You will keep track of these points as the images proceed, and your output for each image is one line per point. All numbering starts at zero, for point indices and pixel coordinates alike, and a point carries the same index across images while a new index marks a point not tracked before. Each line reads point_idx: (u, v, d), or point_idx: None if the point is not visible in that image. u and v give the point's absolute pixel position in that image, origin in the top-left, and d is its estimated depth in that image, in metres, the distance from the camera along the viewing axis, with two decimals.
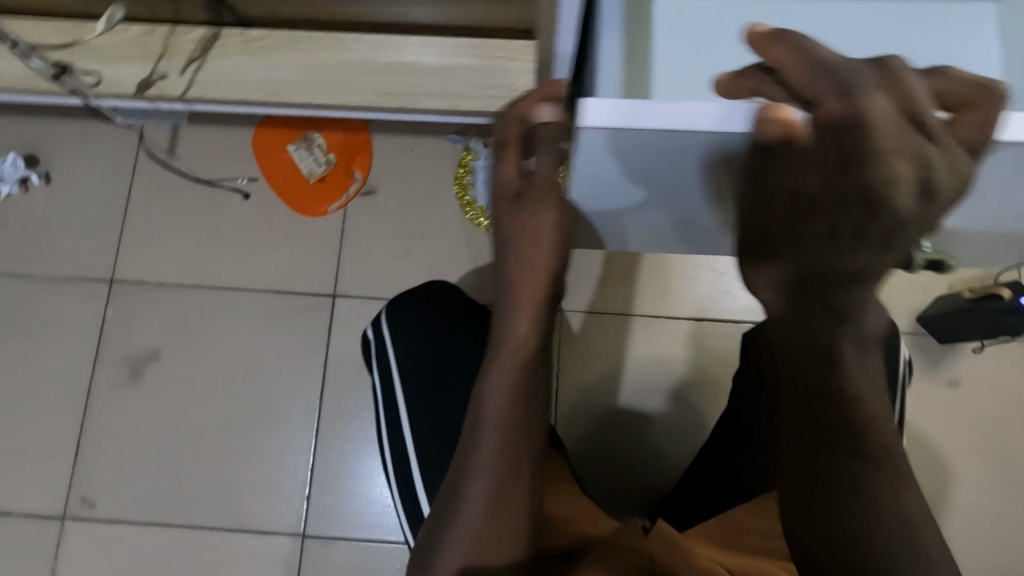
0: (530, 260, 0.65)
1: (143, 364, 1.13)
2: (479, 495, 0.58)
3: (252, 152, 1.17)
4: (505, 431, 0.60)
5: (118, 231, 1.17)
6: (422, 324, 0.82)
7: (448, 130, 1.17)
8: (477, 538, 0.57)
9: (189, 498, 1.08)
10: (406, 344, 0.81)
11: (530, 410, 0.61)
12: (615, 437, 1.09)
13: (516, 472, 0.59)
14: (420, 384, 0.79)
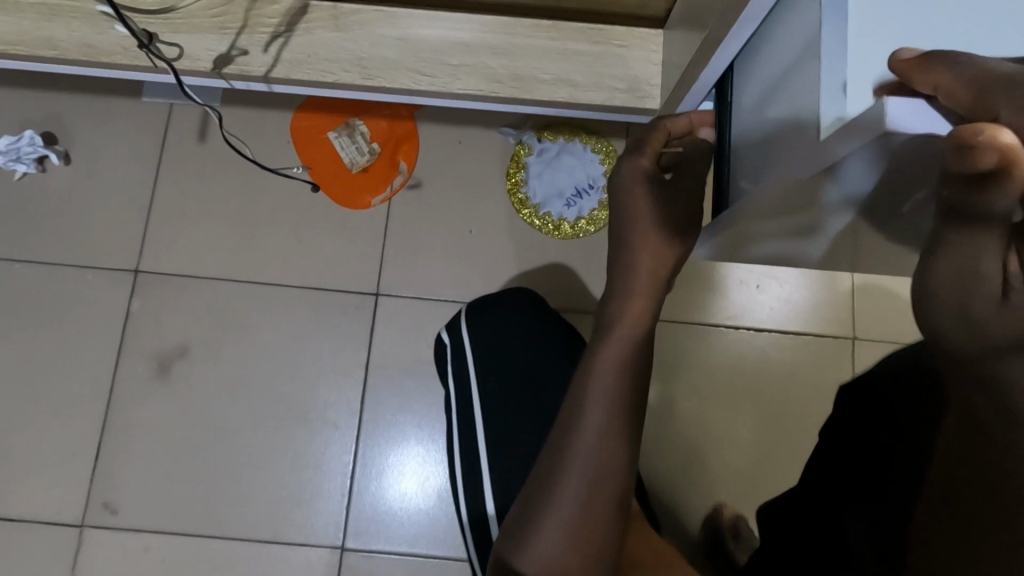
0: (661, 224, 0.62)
1: (170, 362, 1.05)
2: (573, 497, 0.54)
3: (290, 139, 1.10)
4: (608, 430, 0.55)
5: (144, 218, 1.09)
6: (503, 336, 0.84)
7: (501, 123, 1.11)
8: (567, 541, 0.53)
9: (218, 506, 1.01)
10: (487, 356, 0.82)
11: (637, 410, 0.57)
12: (669, 450, 1.04)
13: (613, 477, 0.55)
14: (500, 398, 0.80)
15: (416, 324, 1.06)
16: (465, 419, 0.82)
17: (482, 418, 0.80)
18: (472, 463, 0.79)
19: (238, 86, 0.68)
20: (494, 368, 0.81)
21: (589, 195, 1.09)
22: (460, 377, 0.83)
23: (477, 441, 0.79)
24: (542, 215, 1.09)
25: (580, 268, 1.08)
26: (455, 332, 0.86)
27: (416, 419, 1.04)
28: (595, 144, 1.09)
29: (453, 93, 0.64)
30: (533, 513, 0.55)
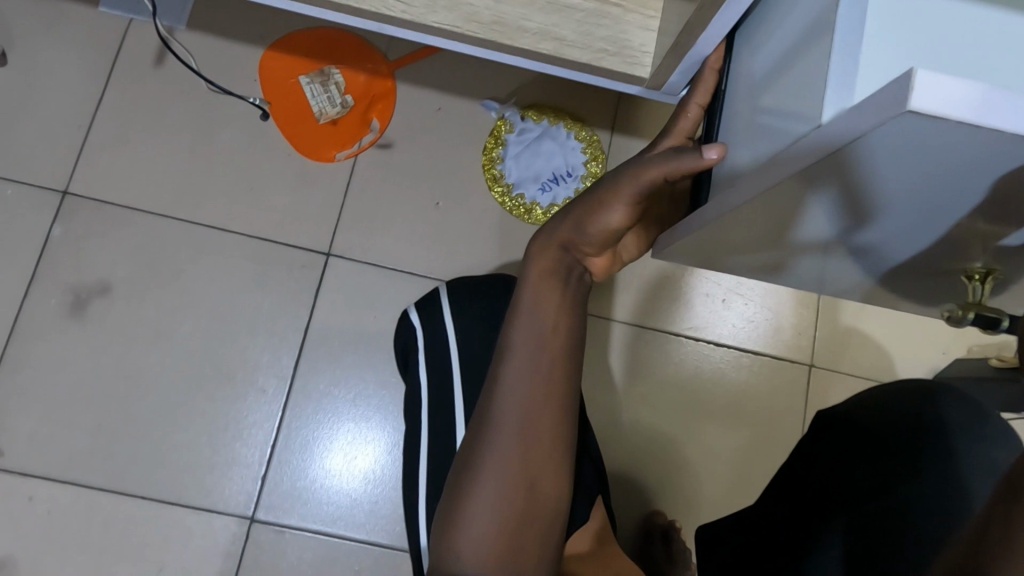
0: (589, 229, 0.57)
1: (88, 297, 0.96)
2: (502, 462, 0.52)
3: (258, 76, 1.02)
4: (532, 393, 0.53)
5: (82, 138, 0.99)
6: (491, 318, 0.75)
7: (484, 95, 1.05)
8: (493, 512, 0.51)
9: (119, 460, 0.93)
10: (478, 339, 0.74)
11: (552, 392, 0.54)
12: (629, 458, 1.01)
13: (541, 442, 0.53)
14: (476, 384, 0.71)
15: (366, 294, 1.00)
16: (438, 410, 0.72)
17: (462, 408, 0.71)
18: (441, 455, 0.69)
19: None
20: (474, 356, 0.73)
21: (566, 182, 1.04)
22: (441, 356, 0.74)
23: (450, 434, 0.69)
24: (514, 197, 1.03)
25: None
26: (432, 313, 0.77)
27: (352, 393, 0.97)
28: (579, 132, 1.05)
29: (426, 27, 0.58)
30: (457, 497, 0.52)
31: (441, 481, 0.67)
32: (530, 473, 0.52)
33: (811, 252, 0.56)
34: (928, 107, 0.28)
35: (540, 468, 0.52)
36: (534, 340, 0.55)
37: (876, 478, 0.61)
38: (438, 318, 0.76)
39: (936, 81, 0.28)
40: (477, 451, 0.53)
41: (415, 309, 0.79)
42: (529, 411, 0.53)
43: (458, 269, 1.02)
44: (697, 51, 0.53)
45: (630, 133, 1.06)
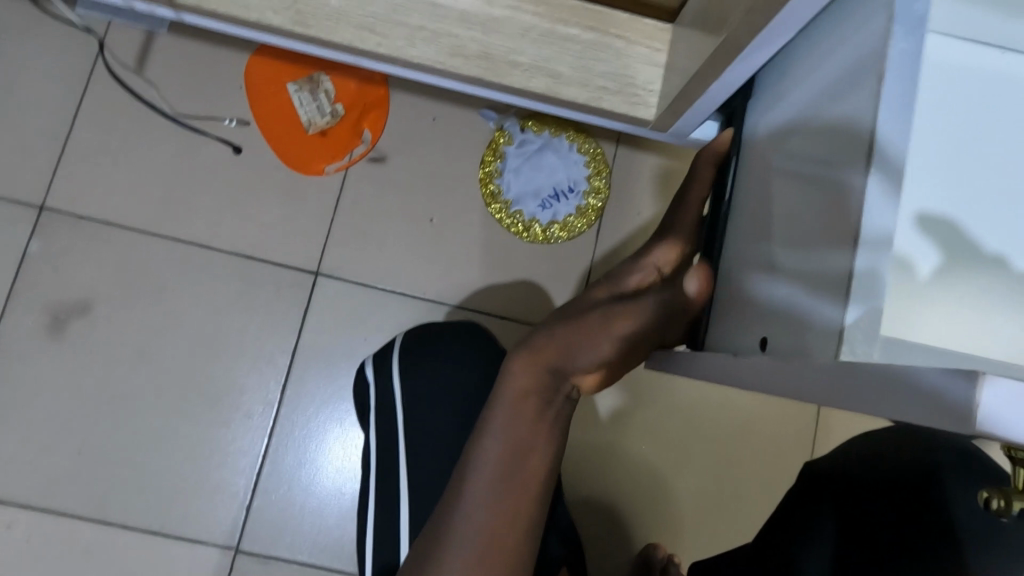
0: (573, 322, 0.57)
1: (69, 315, 0.92)
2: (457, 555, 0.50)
3: (244, 83, 0.97)
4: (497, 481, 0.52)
5: (59, 149, 0.94)
6: (429, 382, 0.77)
7: (482, 104, 0.99)
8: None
9: (101, 486, 0.89)
10: (421, 401, 0.76)
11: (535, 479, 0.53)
12: (622, 486, 0.97)
13: (520, 501, 0.52)
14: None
15: (356, 315, 0.95)
16: None
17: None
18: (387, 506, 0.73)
19: (190, 17, 0.59)
20: (421, 414, 0.76)
21: (567, 199, 0.98)
22: (387, 412, 0.78)
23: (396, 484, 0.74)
24: (513, 214, 0.98)
25: (545, 277, 0.98)
26: (422, 361, 0.78)
27: (337, 417, 0.93)
28: (582, 144, 0.99)
29: (408, 60, 0.54)
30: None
31: (386, 526, 0.72)
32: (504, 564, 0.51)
33: (739, 337, 0.55)
34: (951, 400, 0.27)
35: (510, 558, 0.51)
36: (512, 437, 0.53)
37: (887, 533, 0.58)
38: (426, 363, 0.78)
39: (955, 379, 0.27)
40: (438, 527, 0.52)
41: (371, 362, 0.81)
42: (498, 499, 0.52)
43: (452, 290, 0.97)
44: (708, 97, 0.48)
45: (636, 145, 1.00)
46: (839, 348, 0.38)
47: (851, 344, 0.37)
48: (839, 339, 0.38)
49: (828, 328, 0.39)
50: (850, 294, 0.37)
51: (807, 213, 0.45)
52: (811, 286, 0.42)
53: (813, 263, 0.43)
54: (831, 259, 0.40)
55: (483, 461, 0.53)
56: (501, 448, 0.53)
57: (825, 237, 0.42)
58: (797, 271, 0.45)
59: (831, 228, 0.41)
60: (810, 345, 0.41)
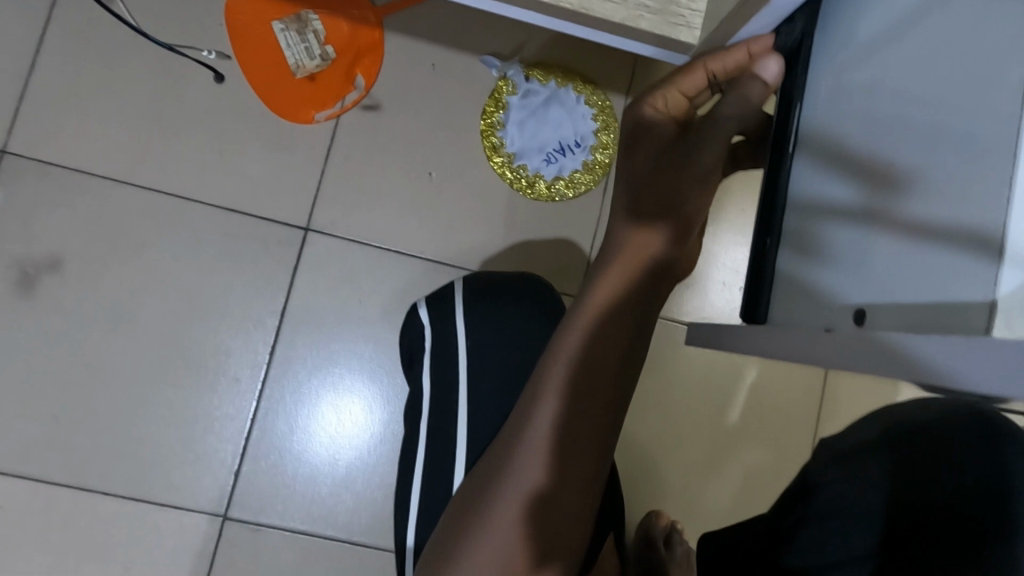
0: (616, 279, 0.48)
1: (37, 271, 0.85)
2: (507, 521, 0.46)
3: (224, 20, 0.89)
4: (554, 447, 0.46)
5: (21, 89, 0.86)
6: (493, 333, 0.67)
7: (484, 50, 0.93)
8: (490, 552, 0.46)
9: (78, 453, 0.84)
10: (489, 354, 0.66)
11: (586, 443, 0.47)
12: (641, 453, 0.94)
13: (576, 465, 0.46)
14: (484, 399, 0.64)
15: (348, 274, 0.90)
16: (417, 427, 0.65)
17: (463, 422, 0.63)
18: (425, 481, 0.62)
19: None
20: (484, 372, 0.65)
21: (573, 153, 0.93)
22: (446, 368, 0.65)
23: (431, 459, 0.62)
24: (516, 168, 0.92)
25: (550, 236, 0.92)
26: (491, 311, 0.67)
27: (333, 381, 0.89)
28: (590, 96, 0.93)
29: None
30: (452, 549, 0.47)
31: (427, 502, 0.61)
32: (560, 515, 0.46)
33: (788, 300, 0.45)
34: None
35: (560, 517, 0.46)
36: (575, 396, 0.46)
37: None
38: (482, 311, 0.67)
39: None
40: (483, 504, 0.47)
41: (426, 305, 0.69)
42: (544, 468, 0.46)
43: (451, 249, 0.91)
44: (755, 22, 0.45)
45: None
46: (990, 320, 0.29)
47: (1010, 313, 0.28)
48: (991, 312, 0.29)
49: (976, 303, 0.29)
50: (1004, 249, 0.29)
51: (908, 155, 0.35)
52: (924, 247, 0.33)
53: (929, 217, 0.33)
54: (965, 218, 0.31)
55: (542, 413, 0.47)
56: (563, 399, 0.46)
57: (942, 188, 0.32)
58: (892, 226, 0.35)
59: (963, 174, 0.31)
60: (927, 321, 0.32)
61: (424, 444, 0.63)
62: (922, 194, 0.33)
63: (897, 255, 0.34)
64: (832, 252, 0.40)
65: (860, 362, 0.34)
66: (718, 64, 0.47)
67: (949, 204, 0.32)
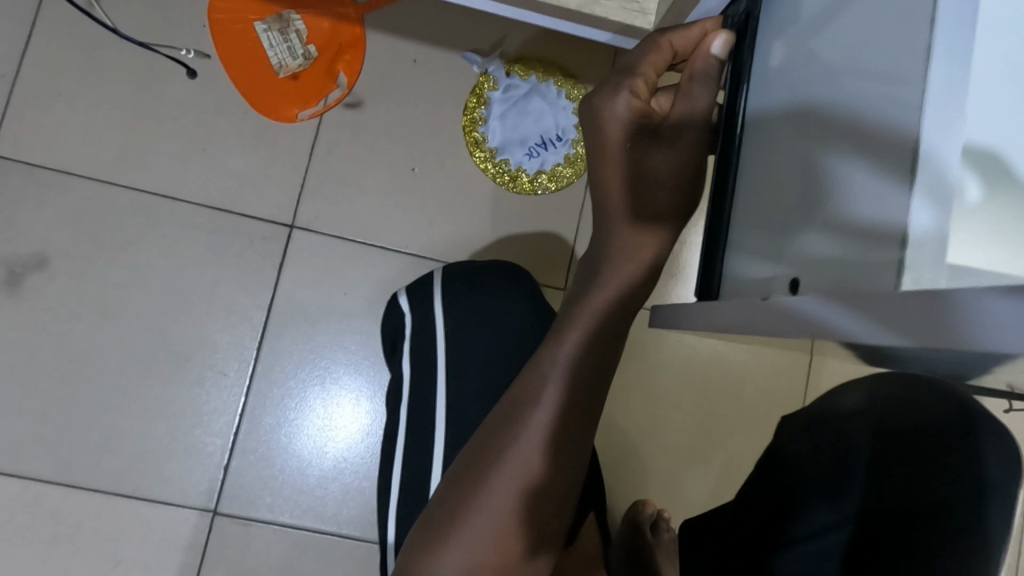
0: (610, 277, 0.47)
1: (24, 270, 0.86)
2: (490, 516, 0.45)
3: (207, 21, 0.90)
4: (547, 441, 0.46)
5: (6, 90, 0.87)
6: (470, 317, 0.67)
7: (464, 46, 0.94)
8: (491, 536, 0.45)
9: (69, 449, 0.85)
10: (468, 339, 0.66)
11: (575, 437, 0.47)
12: (631, 442, 0.95)
13: (564, 453, 0.46)
14: (466, 386, 0.64)
15: (333, 269, 0.91)
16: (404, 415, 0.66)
17: (443, 409, 0.63)
18: (409, 468, 0.62)
19: None
20: (463, 358, 0.66)
21: (555, 148, 0.94)
22: (423, 355, 0.66)
23: (414, 447, 0.63)
24: (498, 163, 0.93)
25: (533, 229, 0.93)
26: (468, 297, 0.68)
27: (321, 377, 0.90)
28: (571, 90, 0.94)
29: None
30: (435, 539, 0.46)
31: (410, 488, 0.61)
32: (544, 505, 0.46)
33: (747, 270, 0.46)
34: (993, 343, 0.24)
35: (545, 504, 0.46)
36: (570, 388, 0.46)
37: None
38: (461, 297, 0.68)
39: (956, 304, 0.25)
40: (469, 491, 0.46)
41: (405, 294, 0.71)
42: (538, 466, 0.46)
43: (435, 243, 0.92)
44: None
45: None
46: (899, 275, 0.31)
47: (916, 270, 0.31)
48: (900, 267, 0.31)
49: (886, 258, 0.32)
50: (910, 207, 0.31)
51: (840, 125, 0.37)
52: (849, 211, 0.35)
53: (854, 181, 0.35)
54: (880, 182, 0.33)
55: (538, 402, 0.46)
56: (556, 393, 0.46)
57: (866, 155, 0.35)
58: (826, 194, 0.37)
59: (880, 142, 0.34)
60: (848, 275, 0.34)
61: (407, 435, 0.64)
62: (850, 160, 0.36)
63: (830, 218, 0.37)
64: (778, 221, 0.42)
65: (791, 323, 0.36)
66: (682, 37, 0.49)
67: (872, 168, 0.34)
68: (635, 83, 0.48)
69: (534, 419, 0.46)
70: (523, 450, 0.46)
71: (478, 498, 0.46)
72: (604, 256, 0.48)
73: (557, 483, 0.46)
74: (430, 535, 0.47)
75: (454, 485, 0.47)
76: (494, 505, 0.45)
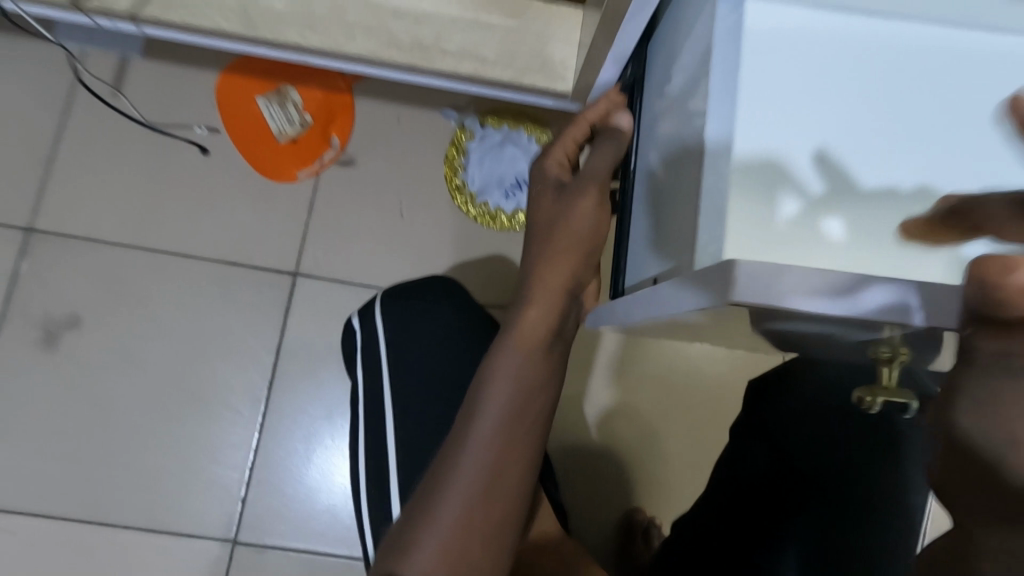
0: (539, 305, 0.55)
1: (58, 328, 0.96)
2: (449, 523, 0.46)
3: (215, 100, 1.02)
4: (496, 450, 0.49)
5: (42, 172, 0.99)
6: (417, 339, 0.75)
7: (443, 104, 1.05)
8: (450, 547, 0.45)
9: (100, 489, 0.93)
10: (414, 358, 0.74)
11: (525, 446, 0.50)
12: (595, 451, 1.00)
13: (514, 460, 0.49)
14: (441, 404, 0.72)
15: (335, 310, 1.00)
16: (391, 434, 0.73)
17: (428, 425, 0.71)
18: (376, 479, 0.69)
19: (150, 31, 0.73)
20: (416, 377, 0.73)
21: (528, 188, 1.03)
22: (375, 377, 0.74)
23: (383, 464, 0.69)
24: (478, 205, 1.03)
25: (514, 262, 1.03)
26: (411, 320, 0.76)
27: (327, 410, 0.98)
28: (540, 135, 1.04)
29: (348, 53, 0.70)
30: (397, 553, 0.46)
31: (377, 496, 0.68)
32: (499, 513, 0.48)
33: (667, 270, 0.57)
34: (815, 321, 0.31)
35: (499, 510, 0.48)
36: (511, 401, 0.51)
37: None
38: (405, 318, 0.76)
39: (757, 276, 0.31)
40: (426, 502, 0.47)
41: (359, 315, 0.80)
42: (490, 472, 0.48)
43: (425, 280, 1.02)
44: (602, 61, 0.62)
45: None
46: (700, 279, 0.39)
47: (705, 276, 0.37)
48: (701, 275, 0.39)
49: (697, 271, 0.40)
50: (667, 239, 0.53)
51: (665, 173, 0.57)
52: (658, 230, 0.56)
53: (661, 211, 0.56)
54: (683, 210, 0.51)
55: (484, 412, 0.50)
56: (500, 404, 0.50)
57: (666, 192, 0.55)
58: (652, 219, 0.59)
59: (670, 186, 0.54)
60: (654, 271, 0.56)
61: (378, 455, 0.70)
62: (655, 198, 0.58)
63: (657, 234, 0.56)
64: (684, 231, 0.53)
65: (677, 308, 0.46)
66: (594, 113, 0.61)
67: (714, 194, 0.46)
68: (558, 148, 0.63)
69: (480, 424, 0.49)
70: (474, 456, 0.48)
71: (436, 504, 0.47)
72: (531, 286, 0.56)
73: (511, 489, 0.49)
74: (390, 571, 0.45)
75: (415, 501, 0.48)
76: (452, 510, 0.46)
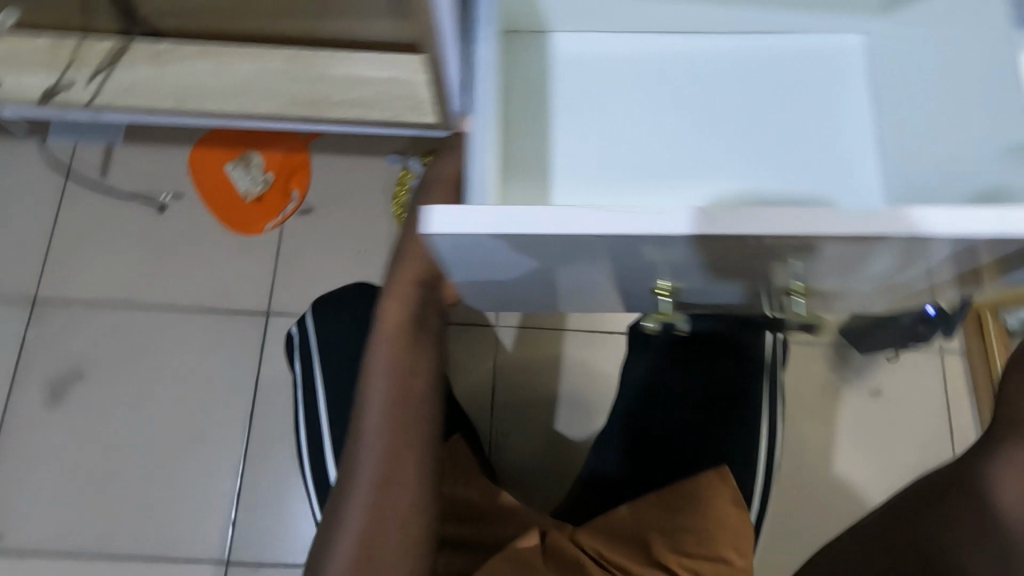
0: (397, 304, 0.63)
1: (65, 384, 1.09)
2: (357, 513, 0.55)
3: (188, 171, 1.17)
4: (385, 442, 0.57)
5: (44, 251, 1.14)
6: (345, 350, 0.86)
7: (387, 150, 1.19)
8: (360, 537, 0.54)
9: (108, 523, 1.04)
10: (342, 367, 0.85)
11: (412, 427, 0.59)
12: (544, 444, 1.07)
13: (404, 444, 0.58)
14: None
15: None
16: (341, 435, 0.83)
17: None
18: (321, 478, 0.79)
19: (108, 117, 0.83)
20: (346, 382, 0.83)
21: None
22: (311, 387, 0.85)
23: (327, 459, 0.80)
24: None
25: None
26: (338, 333, 0.87)
27: None
28: None
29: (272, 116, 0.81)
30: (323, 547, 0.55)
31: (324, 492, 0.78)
32: (401, 492, 0.56)
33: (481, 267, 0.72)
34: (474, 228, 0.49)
35: (401, 488, 0.57)
36: (390, 390, 0.59)
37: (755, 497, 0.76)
38: (333, 333, 0.87)
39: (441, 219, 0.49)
40: (339, 504, 0.57)
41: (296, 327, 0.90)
42: (384, 460, 0.57)
43: None
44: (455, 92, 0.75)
45: None
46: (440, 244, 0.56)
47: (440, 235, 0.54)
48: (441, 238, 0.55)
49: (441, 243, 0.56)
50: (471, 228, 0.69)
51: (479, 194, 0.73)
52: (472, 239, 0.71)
53: None
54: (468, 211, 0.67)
55: (368, 412, 0.59)
56: (381, 397, 0.59)
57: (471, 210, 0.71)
58: None
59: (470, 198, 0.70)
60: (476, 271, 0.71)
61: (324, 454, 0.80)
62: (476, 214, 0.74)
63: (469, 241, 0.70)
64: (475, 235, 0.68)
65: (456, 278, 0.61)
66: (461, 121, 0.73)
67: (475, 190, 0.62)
68: None
69: (366, 423, 0.58)
70: (367, 455, 0.57)
71: (347, 504, 0.56)
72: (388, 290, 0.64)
73: (410, 468, 0.58)
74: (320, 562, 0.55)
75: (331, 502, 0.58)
76: (360, 500, 0.56)
